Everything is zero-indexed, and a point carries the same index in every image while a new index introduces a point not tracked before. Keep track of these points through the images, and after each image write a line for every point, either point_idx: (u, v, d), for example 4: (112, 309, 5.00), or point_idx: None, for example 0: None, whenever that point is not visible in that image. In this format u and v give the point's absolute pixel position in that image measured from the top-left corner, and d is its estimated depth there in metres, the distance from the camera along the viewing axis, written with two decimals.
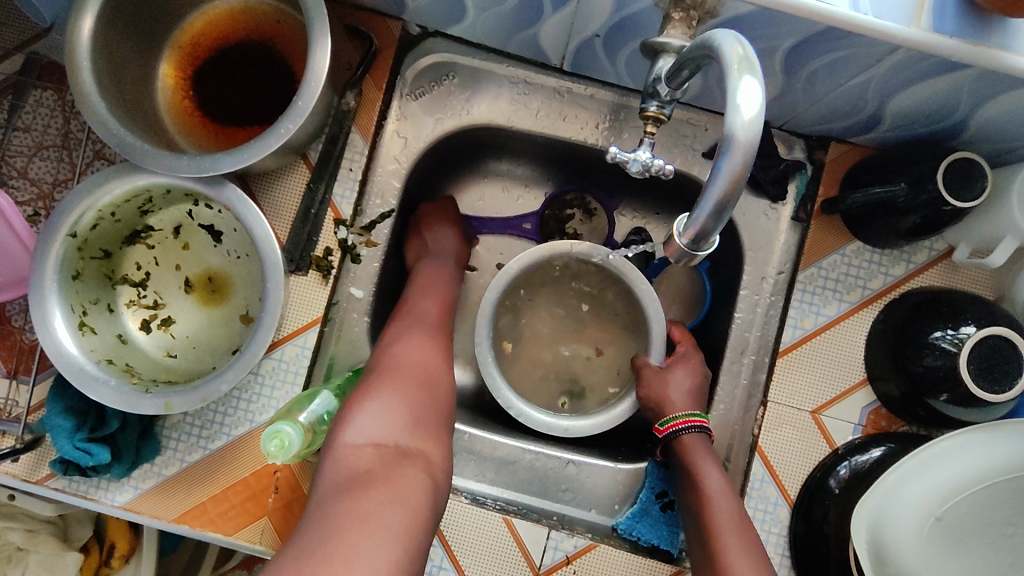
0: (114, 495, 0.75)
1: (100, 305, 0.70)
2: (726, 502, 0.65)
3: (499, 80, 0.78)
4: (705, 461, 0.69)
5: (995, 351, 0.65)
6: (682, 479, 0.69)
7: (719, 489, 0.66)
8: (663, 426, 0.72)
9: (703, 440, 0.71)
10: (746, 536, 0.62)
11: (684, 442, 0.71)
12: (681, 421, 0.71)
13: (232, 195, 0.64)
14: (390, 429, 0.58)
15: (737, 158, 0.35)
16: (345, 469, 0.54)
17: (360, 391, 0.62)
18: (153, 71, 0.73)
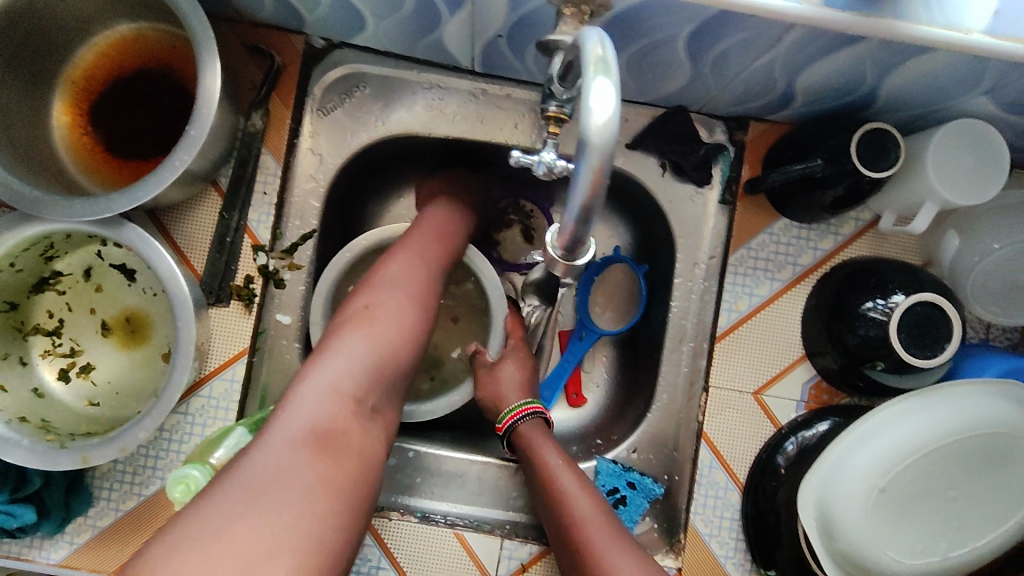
0: (49, 553, 0.72)
1: (9, 360, 0.67)
2: (567, 475, 0.65)
3: (412, 88, 0.76)
4: (542, 443, 0.68)
5: (925, 318, 0.65)
6: (524, 466, 0.69)
7: (560, 464, 0.66)
8: (501, 423, 0.71)
9: (539, 427, 0.70)
10: (592, 501, 0.63)
11: (520, 431, 0.70)
12: (516, 412, 0.70)
13: (133, 235, 0.61)
14: (359, 391, 0.55)
15: (594, 163, 0.34)
16: (309, 426, 0.50)
17: (325, 344, 0.57)
18: (45, 110, 0.69)
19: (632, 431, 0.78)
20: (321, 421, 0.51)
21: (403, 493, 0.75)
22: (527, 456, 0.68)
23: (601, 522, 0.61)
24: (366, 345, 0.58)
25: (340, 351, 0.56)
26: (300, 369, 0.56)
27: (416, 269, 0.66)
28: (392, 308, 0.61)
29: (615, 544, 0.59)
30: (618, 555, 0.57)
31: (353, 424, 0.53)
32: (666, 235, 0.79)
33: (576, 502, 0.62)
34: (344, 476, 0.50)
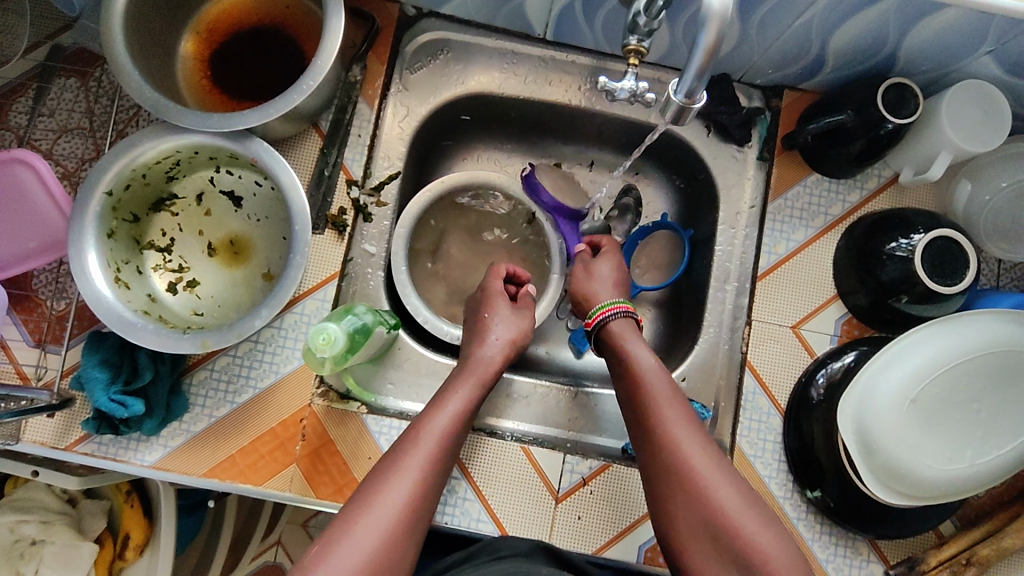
0: (143, 455, 0.77)
1: (130, 267, 0.75)
2: (657, 376, 0.69)
3: (489, 53, 0.87)
4: (632, 340, 0.73)
5: (945, 251, 0.74)
6: (612, 364, 0.74)
7: (651, 365, 0.70)
8: (590, 317, 0.77)
9: (629, 326, 0.75)
10: (670, 390, 0.68)
11: (611, 326, 0.75)
12: (608, 308, 0.77)
13: (259, 149, 0.71)
14: (389, 543, 0.58)
15: (711, 32, 0.46)
16: (343, 556, 0.56)
17: (365, 497, 0.60)
18: (174, 52, 0.79)
19: (683, 362, 0.86)
20: None
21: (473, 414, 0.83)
22: (618, 355, 0.73)
23: (679, 418, 0.65)
24: (409, 470, 0.62)
25: (383, 496, 0.60)
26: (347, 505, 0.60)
27: (484, 369, 0.74)
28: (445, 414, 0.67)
29: (686, 426, 0.65)
30: (691, 436, 0.64)
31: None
32: (709, 191, 0.89)
33: (659, 396, 0.67)
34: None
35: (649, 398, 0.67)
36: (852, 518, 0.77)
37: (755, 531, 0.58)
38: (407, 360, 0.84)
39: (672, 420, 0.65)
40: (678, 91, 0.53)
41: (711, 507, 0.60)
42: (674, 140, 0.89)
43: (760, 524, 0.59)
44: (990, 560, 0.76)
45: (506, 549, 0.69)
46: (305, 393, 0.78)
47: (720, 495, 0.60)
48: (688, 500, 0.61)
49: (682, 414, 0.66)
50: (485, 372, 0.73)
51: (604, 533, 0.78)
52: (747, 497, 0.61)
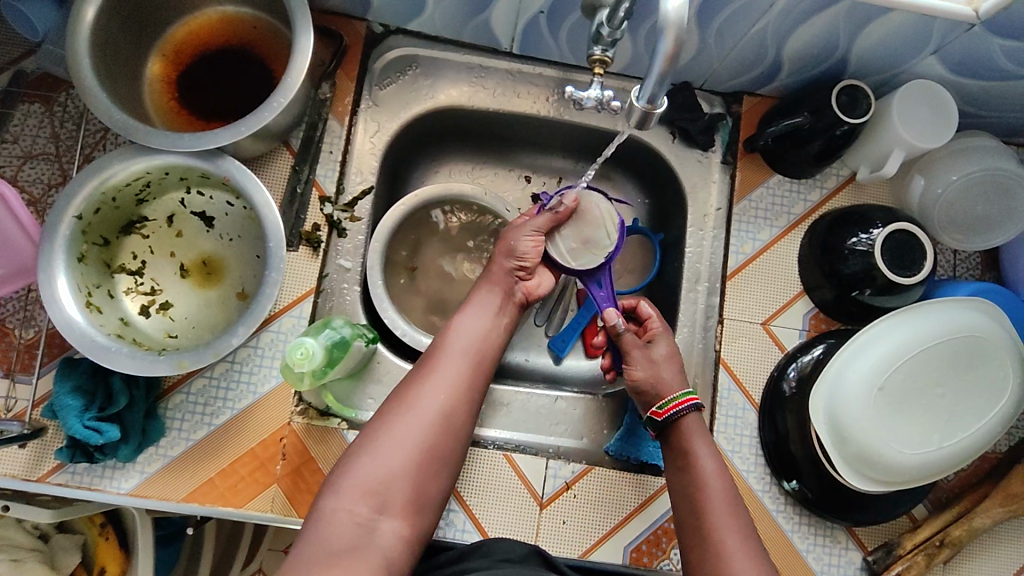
0: (120, 483, 0.75)
1: (101, 291, 0.74)
2: (717, 481, 0.68)
3: (457, 67, 0.88)
4: (698, 440, 0.71)
5: (903, 243, 0.78)
6: (670, 457, 0.72)
7: (712, 469, 0.69)
8: (662, 408, 0.73)
9: (696, 424, 0.73)
10: (729, 505, 0.67)
11: (682, 424, 0.72)
12: (683, 401, 0.73)
13: (231, 167, 0.71)
14: (421, 444, 0.66)
15: (670, 39, 0.48)
16: (379, 458, 0.64)
17: (407, 387, 0.69)
18: (141, 75, 0.79)
19: None
20: (387, 468, 0.64)
21: None
22: (679, 450, 0.71)
23: (732, 527, 0.65)
24: (439, 384, 0.69)
25: (420, 389, 0.68)
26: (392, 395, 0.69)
27: (501, 273, 0.79)
28: (473, 333, 0.74)
29: (737, 537, 0.64)
30: (740, 550, 0.63)
31: (413, 473, 0.64)
32: (677, 196, 0.91)
33: (713, 507, 0.66)
34: (388, 517, 0.62)
35: (708, 507, 0.67)
36: (829, 506, 0.79)
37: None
38: (387, 373, 0.84)
39: (728, 536, 0.64)
40: (640, 97, 0.55)
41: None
42: (641, 147, 0.91)
43: None
44: (963, 539, 0.79)
45: (499, 553, 0.69)
46: (284, 411, 0.78)
47: None
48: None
49: (729, 516, 0.66)
50: (507, 279, 0.79)
51: (589, 536, 0.79)
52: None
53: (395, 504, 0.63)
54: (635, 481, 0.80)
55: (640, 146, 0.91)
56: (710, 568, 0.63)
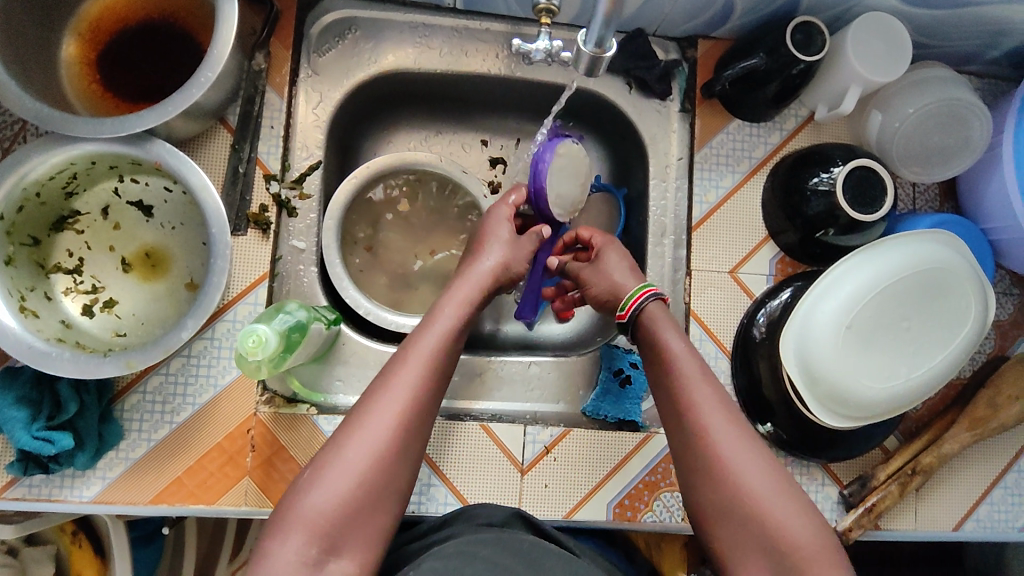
0: (81, 491, 0.72)
1: (37, 293, 0.69)
2: (690, 361, 0.65)
3: (399, 28, 0.83)
4: (668, 330, 0.68)
5: (864, 181, 0.77)
6: (643, 350, 0.69)
7: (683, 352, 0.66)
8: (624, 309, 0.71)
9: (661, 308, 0.71)
10: (708, 382, 0.64)
11: (649, 311, 0.70)
12: (640, 294, 0.71)
13: (162, 150, 0.66)
14: (382, 461, 0.57)
15: None
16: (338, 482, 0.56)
17: (365, 403, 0.60)
18: (56, 58, 0.73)
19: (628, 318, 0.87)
20: (337, 506, 0.55)
21: None
22: (649, 342, 0.68)
23: (712, 400, 0.62)
24: (397, 390, 0.60)
25: (382, 405, 0.59)
26: (351, 411, 0.60)
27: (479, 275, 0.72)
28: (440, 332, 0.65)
29: (722, 418, 0.61)
30: (730, 435, 0.60)
31: (368, 503, 0.56)
32: (637, 148, 0.89)
33: (691, 379, 0.64)
34: (339, 559, 0.54)
35: (683, 385, 0.64)
36: (805, 445, 0.80)
37: (779, 513, 0.56)
38: (353, 353, 0.81)
39: (709, 412, 0.62)
40: (588, 41, 0.58)
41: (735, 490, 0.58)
42: (597, 100, 0.88)
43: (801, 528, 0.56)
44: (933, 466, 0.80)
45: (481, 518, 0.67)
46: (249, 402, 0.75)
47: (747, 482, 0.58)
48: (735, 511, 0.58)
49: (713, 397, 0.63)
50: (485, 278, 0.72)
51: (573, 497, 0.79)
52: (775, 478, 0.59)
53: (348, 546, 0.55)
54: (616, 437, 0.80)
55: (596, 100, 0.88)
56: (692, 442, 0.61)
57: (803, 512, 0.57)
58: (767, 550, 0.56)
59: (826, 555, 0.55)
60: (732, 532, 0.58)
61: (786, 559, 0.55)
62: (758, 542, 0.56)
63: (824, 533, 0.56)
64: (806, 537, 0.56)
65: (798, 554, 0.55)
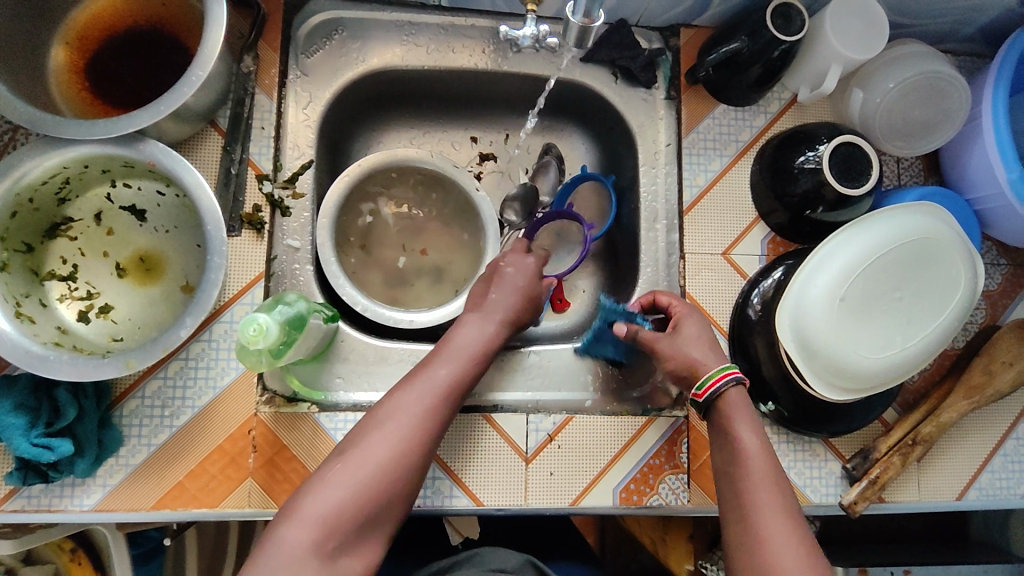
0: (82, 500, 0.71)
1: (32, 300, 0.68)
2: (760, 461, 0.61)
3: (385, 27, 0.85)
4: (742, 419, 0.64)
5: (849, 156, 0.79)
6: (715, 436, 0.66)
7: (754, 448, 0.62)
8: (701, 388, 0.67)
9: (745, 396, 0.66)
10: (772, 474, 0.61)
11: (728, 397, 0.66)
12: (721, 375, 0.66)
13: (154, 150, 0.66)
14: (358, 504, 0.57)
15: None
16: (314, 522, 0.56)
17: (346, 449, 0.60)
18: (44, 66, 0.73)
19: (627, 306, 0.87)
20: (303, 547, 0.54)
21: None
22: (723, 431, 0.65)
23: (764, 481, 0.60)
24: (387, 436, 0.60)
25: (369, 443, 0.60)
26: (334, 455, 0.61)
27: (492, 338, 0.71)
28: (439, 380, 0.65)
29: (781, 519, 0.58)
30: (783, 532, 0.57)
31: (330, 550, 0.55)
32: (625, 137, 0.90)
33: (755, 481, 0.60)
34: None
35: (745, 471, 0.61)
36: (806, 421, 0.81)
37: None
38: (353, 350, 0.81)
39: (760, 492, 0.59)
40: (575, 12, 0.63)
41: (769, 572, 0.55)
42: (581, 91, 0.90)
43: None
44: (933, 435, 0.81)
45: (494, 562, 0.69)
46: (249, 402, 0.74)
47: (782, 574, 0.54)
48: None
49: (776, 504, 0.59)
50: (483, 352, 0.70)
51: (578, 484, 0.78)
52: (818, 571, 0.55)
53: None
54: (618, 422, 0.80)
55: (581, 90, 0.90)
56: (741, 527, 0.59)
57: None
58: None
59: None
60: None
61: None
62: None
63: None
64: None
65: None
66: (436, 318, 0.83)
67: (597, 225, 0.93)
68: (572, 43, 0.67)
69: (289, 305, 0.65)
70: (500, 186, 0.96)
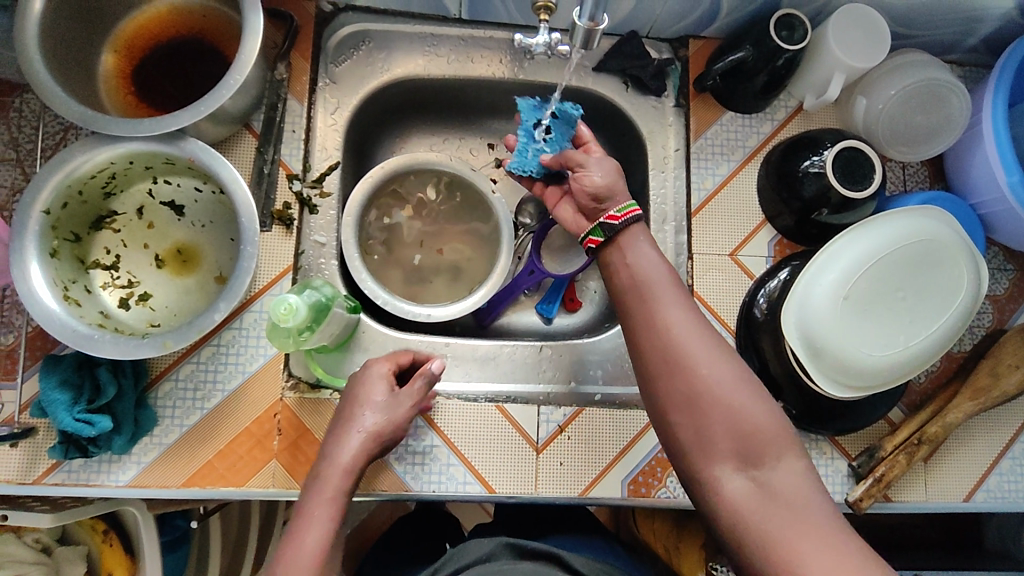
0: (117, 476, 0.75)
1: (78, 286, 0.74)
2: (660, 274, 0.63)
3: (409, 38, 0.90)
4: (637, 247, 0.65)
5: (853, 160, 0.81)
6: (605, 260, 0.67)
7: (652, 263, 0.64)
8: (618, 213, 0.66)
9: (636, 233, 0.66)
10: (670, 280, 0.63)
11: (626, 233, 0.66)
12: (629, 210, 0.67)
13: (195, 148, 0.72)
14: None
15: None
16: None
17: None
18: (96, 73, 0.79)
19: None
20: None
21: (444, 381, 0.85)
22: (614, 263, 0.66)
23: (674, 300, 0.61)
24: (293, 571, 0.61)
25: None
26: None
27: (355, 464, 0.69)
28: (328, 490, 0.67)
29: (694, 326, 0.60)
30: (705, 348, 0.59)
31: None
32: (636, 143, 0.94)
33: (658, 290, 0.62)
34: None
35: (649, 286, 0.62)
36: (812, 418, 0.83)
37: (751, 415, 0.57)
38: (373, 342, 0.85)
39: (671, 308, 0.61)
40: (582, 15, 0.66)
41: (699, 388, 0.58)
42: (594, 100, 0.94)
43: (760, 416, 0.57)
44: (939, 435, 0.82)
45: (468, 555, 0.71)
46: (276, 388, 0.79)
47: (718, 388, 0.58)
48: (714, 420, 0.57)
49: (682, 308, 0.61)
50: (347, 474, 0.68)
51: (588, 474, 0.81)
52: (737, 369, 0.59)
53: None
54: (627, 415, 0.83)
55: (594, 98, 0.94)
56: (656, 348, 0.60)
57: (764, 403, 0.58)
58: (735, 438, 0.57)
59: (782, 437, 0.57)
60: (695, 430, 0.58)
61: (753, 444, 0.56)
62: (728, 438, 0.57)
63: (778, 417, 0.58)
64: (772, 429, 0.57)
65: (765, 441, 0.56)
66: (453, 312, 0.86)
67: None
68: (581, 45, 0.69)
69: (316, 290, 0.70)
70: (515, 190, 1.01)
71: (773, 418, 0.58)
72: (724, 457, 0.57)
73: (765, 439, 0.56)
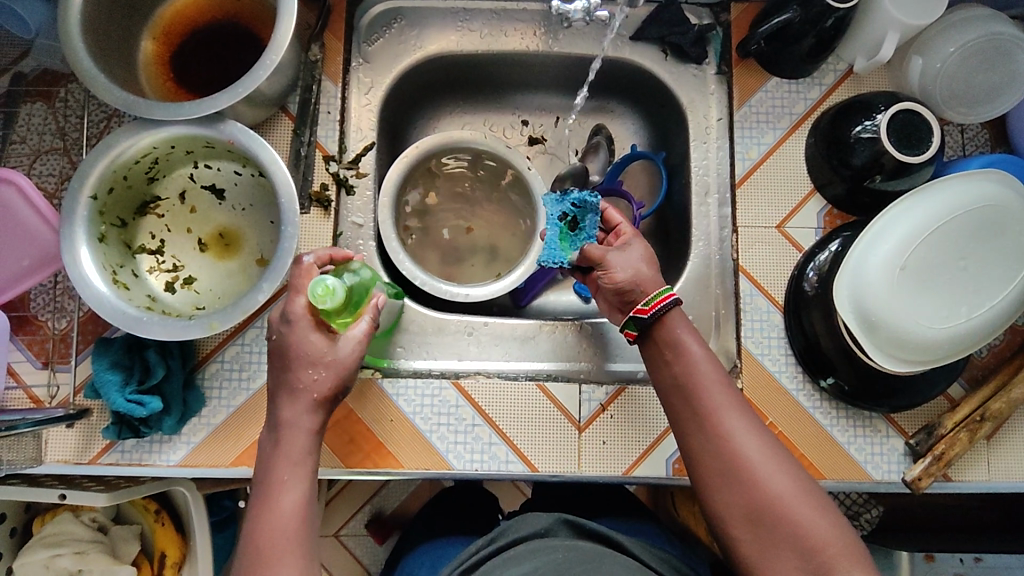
0: (168, 455, 0.77)
1: (126, 270, 0.75)
2: (710, 366, 0.65)
3: (442, 15, 0.89)
4: (687, 334, 0.67)
5: (908, 123, 0.77)
6: (652, 350, 0.68)
7: (702, 354, 0.65)
8: (647, 305, 0.67)
9: (681, 315, 0.68)
10: (721, 382, 0.64)
11: (666, 318, 0.67)
12: (663, 297, 0.67)
13: (234, 130, 0.72)
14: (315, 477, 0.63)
15: None
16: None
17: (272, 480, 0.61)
18: (136, 61, 0.80)
19: (679, 280, 0.88)
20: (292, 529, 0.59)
21: (484, 359, 0.85)
22: (663, 350, 0.66)
23: (728, 404, 0.63)
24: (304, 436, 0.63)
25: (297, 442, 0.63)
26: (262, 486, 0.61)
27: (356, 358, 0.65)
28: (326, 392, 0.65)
29: (747, 424, 0.62)
30: (757, 450, 0.61)
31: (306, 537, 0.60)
32: (675, 114, 0.92)
33: (711, 385, 0.64)
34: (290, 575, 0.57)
35: (701, 389, 0.64)
36: (867, 396, 0.79)
37: (809, 521, 0.58)
38: (413, 322, 0.85)
39: (728, 414, 0.62)
40: None
41: (757, 494, 0.59)
42: (631, 70, 0.92)
43: (819, 521, 0.58)
44: (1004, 411, 0.78)
45: (525, 528, 0.71)
46: None
47: (774, 488, 0.59)
48: (771, 526, 0.58)
49: (735, 405, 0.63)
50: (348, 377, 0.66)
51: (631, 453, 0.80)
52: (793, 471, 0.61)
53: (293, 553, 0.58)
54: None
55: (631, 69, 0.91)
56: (713, 449, 0.62)
57: (828, 514, 0.59)
58: (792, 545, 0.58)
59: (850, 551, 0.57)
60: (761, 540, 0.59)
61: (815, 558, 0.57)
62: (790, 546, 0.58)
63: (842, 527, 0.58)
64: (832, 538, 0.57)
65: (829, 553, 0.57)
66: (491, 292, 0.86)
67: (649, 203, 0.95)
68: None
69: (355, 273, 0.70)
70: (551, 167, 0.99)
71: (837, 527, 0.58)
72: (788, 565, 0.58)
73: (829, 552, 0.57)
